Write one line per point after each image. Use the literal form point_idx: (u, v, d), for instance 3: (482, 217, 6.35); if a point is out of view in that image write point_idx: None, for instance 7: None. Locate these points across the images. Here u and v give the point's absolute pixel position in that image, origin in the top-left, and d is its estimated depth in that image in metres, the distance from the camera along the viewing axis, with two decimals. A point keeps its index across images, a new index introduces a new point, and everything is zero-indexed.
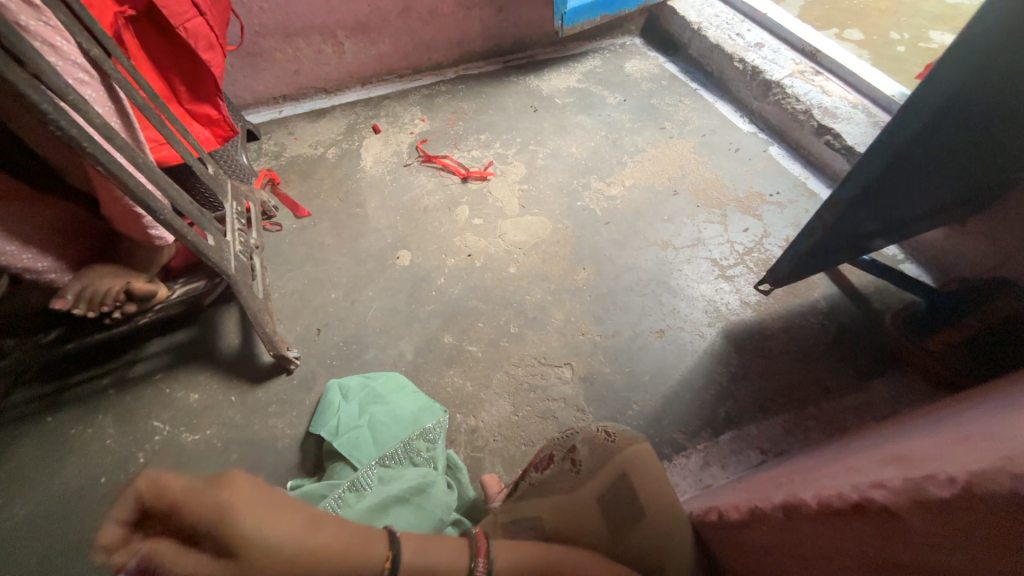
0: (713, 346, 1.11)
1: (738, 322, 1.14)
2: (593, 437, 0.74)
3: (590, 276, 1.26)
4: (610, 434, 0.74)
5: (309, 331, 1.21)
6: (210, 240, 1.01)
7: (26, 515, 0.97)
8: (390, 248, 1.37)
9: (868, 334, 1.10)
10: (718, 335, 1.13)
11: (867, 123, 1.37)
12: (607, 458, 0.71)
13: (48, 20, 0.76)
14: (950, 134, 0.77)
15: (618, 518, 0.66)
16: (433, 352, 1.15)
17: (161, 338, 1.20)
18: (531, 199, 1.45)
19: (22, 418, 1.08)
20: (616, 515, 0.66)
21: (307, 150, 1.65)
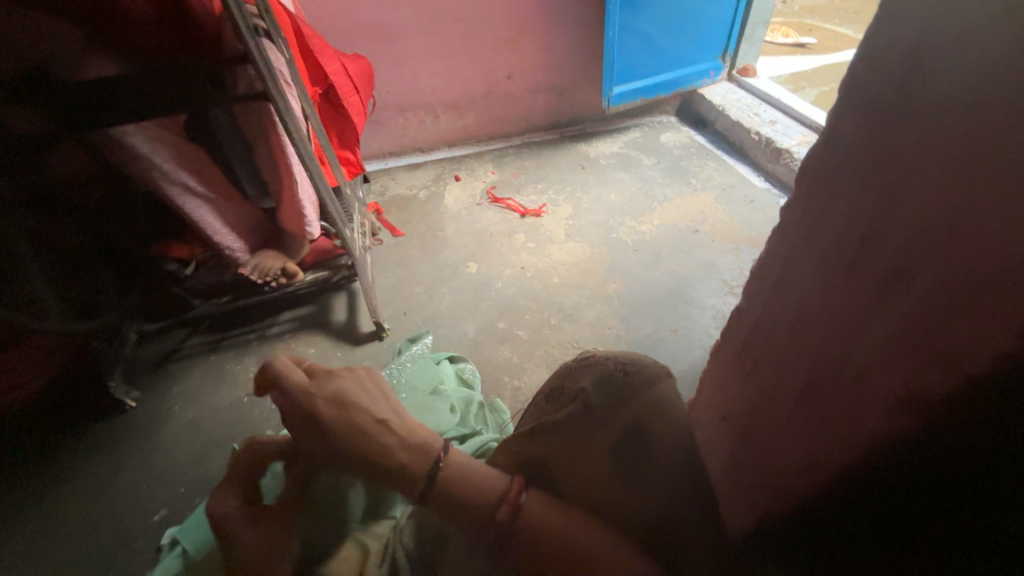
0: None
1: None
2: (608, 375, 0.66)
3: (619, 287, 1.56)
4: (627, 371, 0.65)
5: (397, 313, 1.58)
6: (346, 233, 1.46)
7: (195, 416, 1.37)
8: (462, 260, 1.76)
9: None
10: None
11: None
12: (629, 395, 0.64)
13: (291, 92, 1.27)
14: None
15: (628, 468, 0.62)
16: (490, 333, 1.47)
17: (292, 310, 1.63)
18: (575, 231, 1.81)
19: (194, 355, 1.51)
20: (629, 463, 0.62)
21: (404, 191, 2.16)
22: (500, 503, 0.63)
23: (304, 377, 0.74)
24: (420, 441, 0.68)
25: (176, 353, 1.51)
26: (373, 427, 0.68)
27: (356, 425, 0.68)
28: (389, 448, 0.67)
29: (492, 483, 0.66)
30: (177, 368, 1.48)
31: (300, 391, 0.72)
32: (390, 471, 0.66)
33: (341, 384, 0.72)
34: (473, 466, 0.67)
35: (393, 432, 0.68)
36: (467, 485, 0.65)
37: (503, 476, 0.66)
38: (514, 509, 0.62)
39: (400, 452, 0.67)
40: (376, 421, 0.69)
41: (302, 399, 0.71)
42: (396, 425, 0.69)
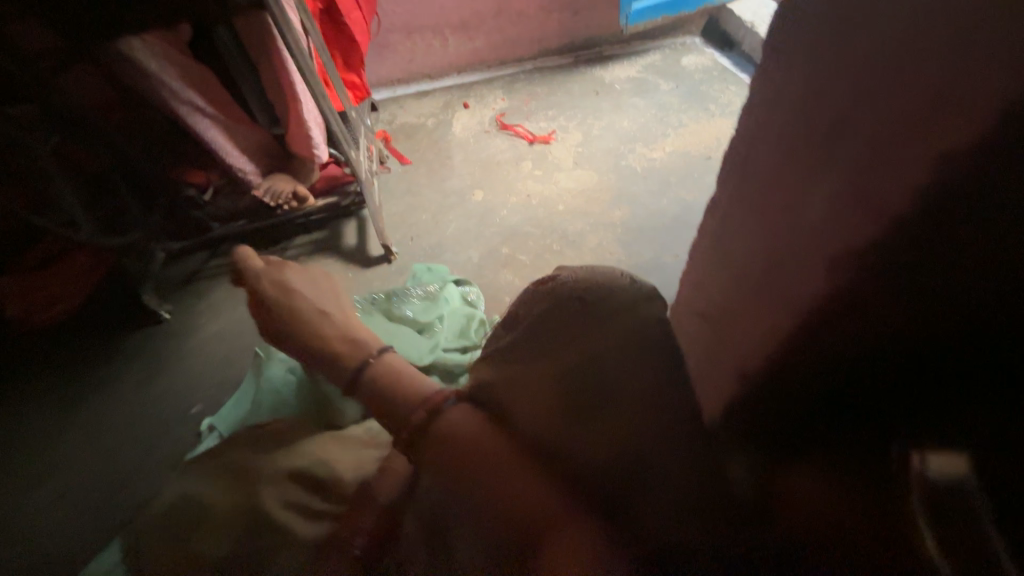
0: None
1: None
2: (565, 303, 0.57)
3: (624, 215, 1.55)
4: (586, 301, 0.56)
5: (405, 238, 1.63)
6: (353, 156, 1.48)
7: (221, 329, 1.49)
8: (468, 188, 1.77)
9: None
10: None
11: None
12: (585, 327, 0.55)
13: (290, 6, 1.24)
14: None
15: (575, 400, 0.53)
16: (493, 257, 1.51)
17: (305, 235, 1.69)
18: (584, 158, 1.78)
19: (217, 275, 1.61)
20: (575, 393, 0.53)
21: (412, 119, 2.12)
22: (421, 408, 0.62)
23: (266, 268, 0.80)
24: (360, 340, 0.72)
25: (201, 274, 1.62)
26: (318, 316, 0.74)
27: (302, 312, 0.74)
28: (327, 336, 0.72)
29: (419, 390, 0.65)
30: (204, 286, 1.59)
31: (260, 281, 0.78)
32: (325, 358, 0.71)
33: (292, 278, 0.78)
34: (410, 375, 0.68)
35: (334, 324, 0.73)
36: (395, 391, 0.66)
37: (430, 390, 0.65)
38: (433, 412, 0.61)
39: (336, 340, 0.72)
40: (319, 312, 0.75)
41: (262, 286, 0.77)
42: (340, 319, 0.75)
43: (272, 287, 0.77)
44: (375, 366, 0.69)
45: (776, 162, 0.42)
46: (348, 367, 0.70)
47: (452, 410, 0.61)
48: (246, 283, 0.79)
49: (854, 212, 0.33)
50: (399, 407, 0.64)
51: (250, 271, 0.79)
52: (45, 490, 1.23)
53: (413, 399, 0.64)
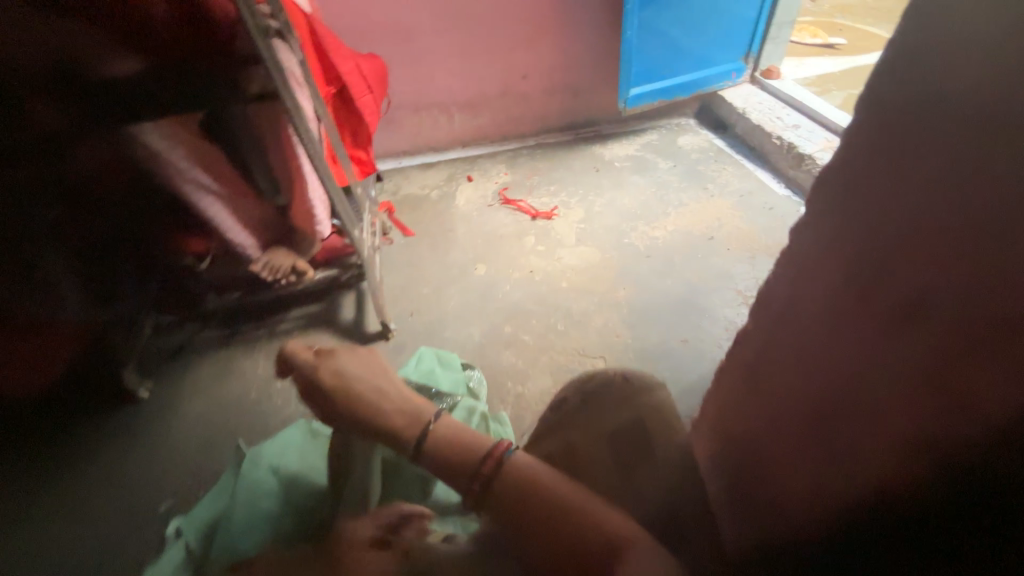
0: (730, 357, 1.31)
1: None
2: (609, 381, 0.86)
3: (629, 294, 1.52)
4: (626, 379, 0.85)
5: (404, 312, 1.58)
6: (355, 234, 1.46)
7: (203, 410, 1.39)
8: (471, 261, 1.75)
9: None
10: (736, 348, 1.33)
11: None
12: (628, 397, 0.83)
13: (303, 93, 1.28)
14: None
15: (631, 451, 0.78)
16: (496, 336, 1.46)
17: (300, 307, 1.64)
18: (586, 234, 1.79)
19: (206, 349, 1.53)
20: (625, 451, 0.78)
21: (416, 190, 2.16)
22: (485, 460, 0.70)
23: (315, 362, 0.87)
24: (408, 408, 0.79)
25: (188, 348, 1.54)
26: (371, 397, 0.80)
27: (356, 395, 0.81)
28: (387, 412, 0.78)
29: (481, 446, 0.73)
30: (191, 362, 1.51)
31: (313, 376, 0.85)
32: (388, 431, 0.77)
33: (345, 364, 0.85)
34: (466, 434, 0.75)
35: (390, 399, 0.80)
36: (457, 453, 0.72)
37: (489, 442, 0.74)
38: (498, 461, 0.69)
39: (396, 415, 0.78)
40: (370, 391, 0.80)
41: (315, 381, 0.84)
42: (390, 393, 0.81)
43: (326, 375, 0.84)
44: (434, 428, 0.75)
45: (842, 302, 0.48)
46: (406, 437, 0.76)
47: (514, 452, 0.70)
48: (303, 379, 0.86)
49: (933, 394, 0.40)
50: (462, 466, 0.71)
51: (303, 372, 0.86)
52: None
53: (473, 455, 0.71)
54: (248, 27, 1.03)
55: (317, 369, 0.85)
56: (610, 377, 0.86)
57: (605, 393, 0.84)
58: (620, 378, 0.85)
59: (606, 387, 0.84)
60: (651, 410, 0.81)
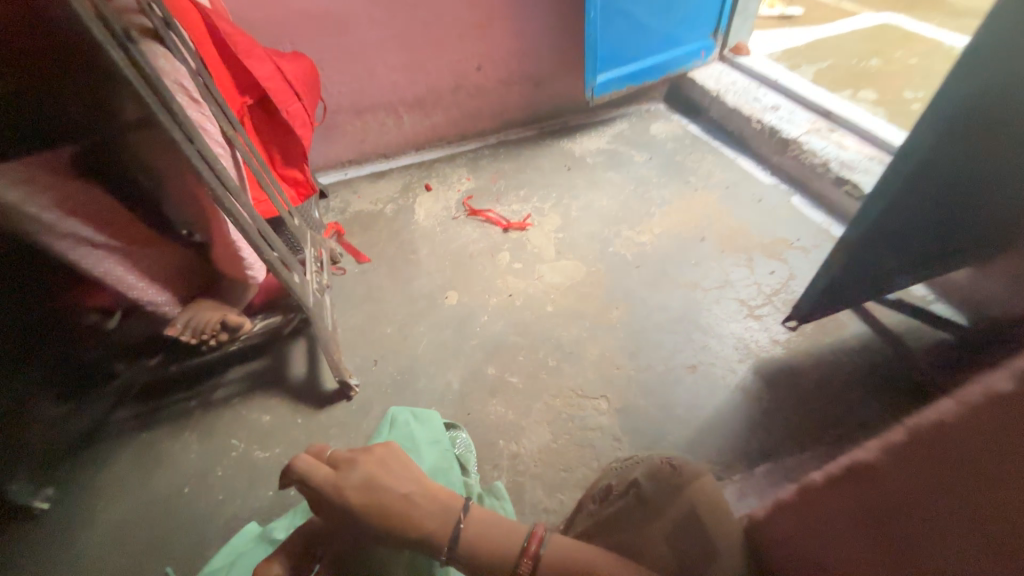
0: (744, 381, 1.17)
1: (768, 360, 1.20)
2: (658, 469, 0.73)
3: (623, 314, 1.35)
4: (675, 467, 0.71)
5: (367, 361, 1.34)
6: (296, 278, 1.20)
7: (121, 518, 1.08)
8: (439, 289, 1.53)
9: (870, 372, 1.13)
10: (749, 370, 1.18)
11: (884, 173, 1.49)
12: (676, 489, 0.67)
13: (203, 111, 1.00)
14: (925, 196, 0.88)
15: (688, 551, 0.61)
16: (478, 382, 1.25)
17: (239, 366, 1.35)
18: (567, 246, 1.60)
19: (123, 434, 1.23)
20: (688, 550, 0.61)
21: (368, 206, 1.88)
22: (519, 557, 0.66)
23: (331, 470, 0.72)
24: (437, 506, 0.70)
25: (102, 433, 1.23)
26: (402, 503, 0.69)
27: (383, 503, 0.68)
28: (420, 519, 0.68)
29: (513, 541, 0.68)
30: (106, 452, 1.20)
31: (330, 489, 0.70)
32: (423, 540, 0.68)
33: (368, 472, 0.70)
34: (497, 531, 0.69)
35: (420, 503, 0.69)
36: (492, 558, 0.67)
37: (519, 532, 0.70)
38: (535, 562, 0.65)
39: (429, 520, 0.68)
40: (401, 495, 0.69)
41: (329, 493, 0.70)
42: (418, 491, 0.70)
43: (349, 490, 0.69)
44: (469, 529, 0.68)
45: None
46: (440, 541, 0.68)
47: (549, 547, 0.66)
48: (314, 492, 0.71)
49: None
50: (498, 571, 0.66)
51: (315, 485, 0.71)
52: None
53: (505, 555, 0.67)
54: (93, 27, 0.73)
55: (336, 484, 0.70)
56: (655, 463, 0.74)
57: (654, 482, 0.71)
58: (666, 465, 0.72)
59: (652, 473, 0.73)
60: (708, 500, 0.63)
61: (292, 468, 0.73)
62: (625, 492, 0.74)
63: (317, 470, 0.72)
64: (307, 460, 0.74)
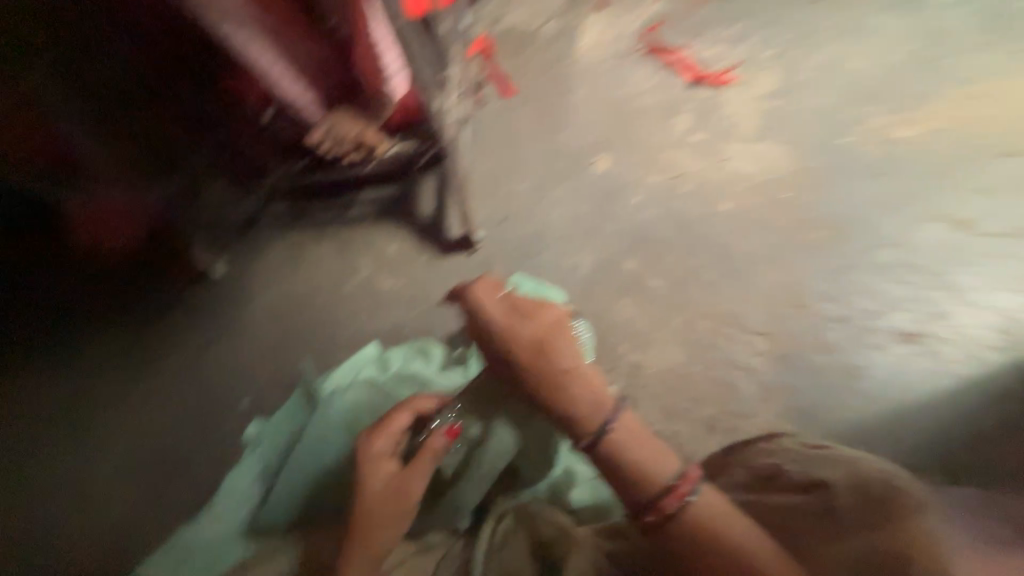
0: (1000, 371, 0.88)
1: None
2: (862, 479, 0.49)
3: (830, 239, 1.00)
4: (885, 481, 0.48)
5: (494, 218, 1.20)
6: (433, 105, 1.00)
7: (271, 302, 1.21)
8: (589, 148, 1.25)
9: None
10: (1009, 360, 0.88)
11: None
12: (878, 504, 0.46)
13: None
14: None
15: None
16: (612, 273, 1.06)
17: (372, 189, 1.32)
18: (777, 120, 1.18)
19: (275, 228, 1.31)
20: None
21: (523, 19, 1.45)
22: (665, 493, 0.50)
23: (505, 309, 0.60)
24: (594, 398, 0.55)
25: (257, 222, 1.31)
26: (562, 377, 0.55)
27: (545, 370, 0.56)
28: (580, 397, 0.55)
29: (658, 475, 0.51)
30: (262, 240, 1.30)
31: (496, 327, 0.59)
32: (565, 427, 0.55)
33: (536, 335, 0.57)
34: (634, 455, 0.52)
35: (586, 383, 0.55)
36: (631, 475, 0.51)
37: (672, 465, 0.52)
38: (684, 505, 0.49)
39: (589, 409, 0.54)
40: (567, 369, 0.56)
41: (497, 330, 0.59)
42: (586, 374, 0.56)
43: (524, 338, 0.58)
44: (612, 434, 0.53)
45: None
46: (581, 439, 0.54)
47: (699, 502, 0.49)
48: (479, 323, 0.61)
49: None
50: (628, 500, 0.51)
51: (484, 316, 0.60)
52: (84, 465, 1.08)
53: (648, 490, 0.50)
54: None
55: (506, 332, 0.58)
56: (866, 475, 0.49)
57: (859, 503, 0.47)
58: (886, 486, 0.47)
59: (857, 488, 0.48)
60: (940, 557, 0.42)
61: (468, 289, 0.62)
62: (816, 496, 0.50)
63: (488, 305, 0.60)
64: (484, 286, 0.62)
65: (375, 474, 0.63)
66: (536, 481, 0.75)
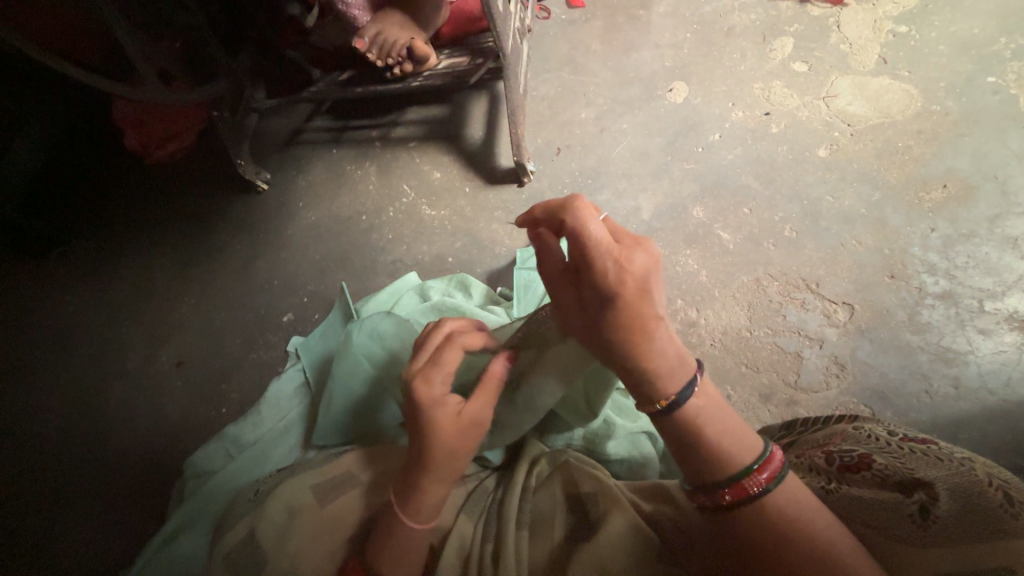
0: None
1: None
2: (971, 483, 0.42)
3: (948, 201, 0.85)
4: (1004, 496, 0.41)
5: (549, 148, 1.09)
6: (500, 4, 0.87)
7: (315, 221, 1.18)
8: (665, 73, 1.08)
9: None
10: None
11: None
12: (975, 520, 0.41)
13: None
14: None
15: None
16: (676, 220, 0.95)
17: (418, 109, 1.23)
18: (904, 50, 0.97)
19: (317, 144, 1.25)
20: None
21: None
22: (728, 485, 0.49)
23: (612, 241, 0.53)
24: (675, 358, 0.53)
25: (302, 136, 1.26)
26: (652, 330, 0.52)
27: (639, 320, 0.52)
28: (667, 348, 0.53)
29: (742, 457, 0.50)
30: (305, 155, 1.25)
31: (600, 259, 0.52)
32: (640, 383, 0.54)
33: (645, 272, 0.53)
34: (712, 427, 0.51)
35: (671, 333, 0.53)
36: (709, 450, 0.51)
37: (754, 449, 0.50)
38: (760, 490, 0.48)
39: (664, 364, 0.52)
40: (659, 322, 0.53)
41: (602, 264, 0.52)
42: (672, 333, 0.54)
43: (634, 269, 0.52)
44: (696, 402, 0.52)
45: None
46: (656, 399, 0.53)
47: (777, 490, 0.47)
48: (575, 249, 0.53)
49: None
50: (701, 472, 0.51)
51: (592, 242, 0.51)
52: (136, 359, 1.12)
53: (727, 470, 0.50)
54: None
55: (618, 262, 0.51)
56: (977, 480, 0.42)
57: (961, 514, 0.41)
58: (1000, 498, 0.41)
59: (960, 495, 0.42)
60: None
61: (572, 206, 0.53)
62: (912, 496, 0.44)
63: (596, 229, 0.52)
64: (587, 208, 0.54)
65: (442, 412, 0.56)
66: (573, 428, 0.73)
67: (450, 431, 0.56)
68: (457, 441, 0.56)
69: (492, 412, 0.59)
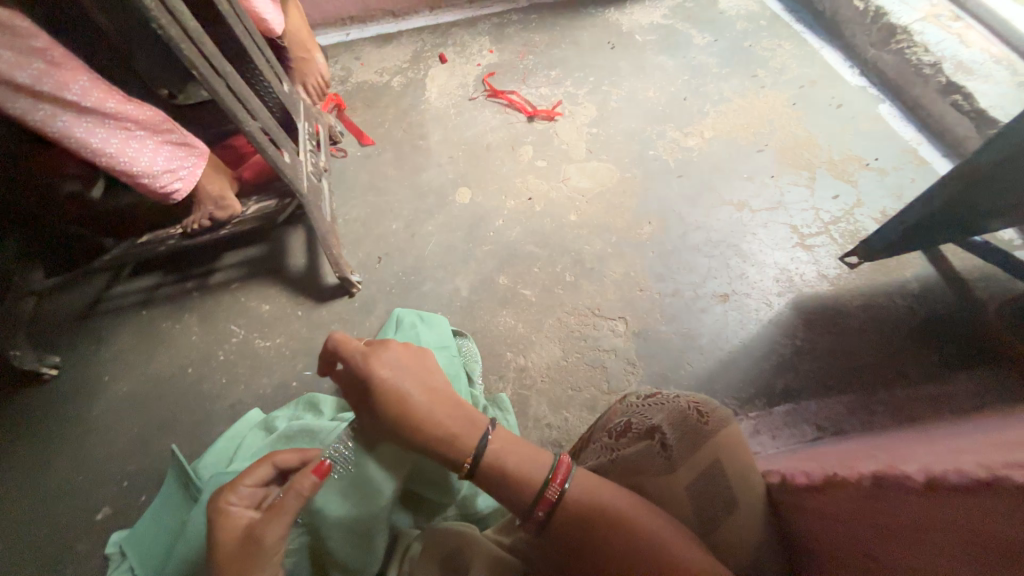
0: (807, 297, 1.09)
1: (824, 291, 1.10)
2: (683, 414, 0.61)
3: (656, 231, 1.23)
4: (702, 414, 0.61)
5: (370, 259, 1.23)
6: (287, 157, 1.04)
7: (127, 391, 1.07)
8: (450, 183, 1.35)
9: (932, 324, 1.02)
10: (811, 289, 1.10)
11: (987, 54, 1.30)
12: (695, 438, 0.59)
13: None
14: None
15: (711, 504, 0.56)
16: (488, 291, 1.15)
17: (236, 252, 1.27)
18: (600, 143, 1.41)
19: (123, 308, 1.18)
20: (708, 499, 0.56)
21: (372, 77, 1.61)
22: (538, 502, 0.57)
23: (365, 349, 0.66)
24: (470, 414, 0.63)
25: (105, 306, 1.18)
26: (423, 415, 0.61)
27: (413, 402, 0.61)
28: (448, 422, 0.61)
29: (539, 473, 0.59)
30: (105, 325, 1.16)
31: (365, 372, 0.64)
32: (442, 451, 0.60)
33: (397, 371, 0.64)
34: (512, 461, 0.60)
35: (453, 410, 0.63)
36: (511, 481, 0.59)
37: (544, 462, 0.60)
38: (561, 492, 0.57)
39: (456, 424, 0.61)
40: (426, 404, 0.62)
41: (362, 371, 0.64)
42: (450, 410, 0.62)
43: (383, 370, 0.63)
44: (492, 446, 0.60)
45: None
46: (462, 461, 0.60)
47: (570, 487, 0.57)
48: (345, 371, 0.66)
49: None
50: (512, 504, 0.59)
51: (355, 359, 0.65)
52: None
53: (532, 486, 0.58)
54: None
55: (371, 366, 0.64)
56: (683, 407, 0.62)
57: (681, 435, 0.59)
58: (696, 414, 0.61)
59: (679, 423, 0.60)
60: (733, 457, 0.57)
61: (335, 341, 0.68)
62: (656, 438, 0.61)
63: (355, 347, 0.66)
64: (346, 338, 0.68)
65: (228, 522, 0.57)
66: (444, 505, 0.78)
67: (227, 545, 0.55)
68: (234, 555, 0.54)
69: (276, 528, 0.56)
